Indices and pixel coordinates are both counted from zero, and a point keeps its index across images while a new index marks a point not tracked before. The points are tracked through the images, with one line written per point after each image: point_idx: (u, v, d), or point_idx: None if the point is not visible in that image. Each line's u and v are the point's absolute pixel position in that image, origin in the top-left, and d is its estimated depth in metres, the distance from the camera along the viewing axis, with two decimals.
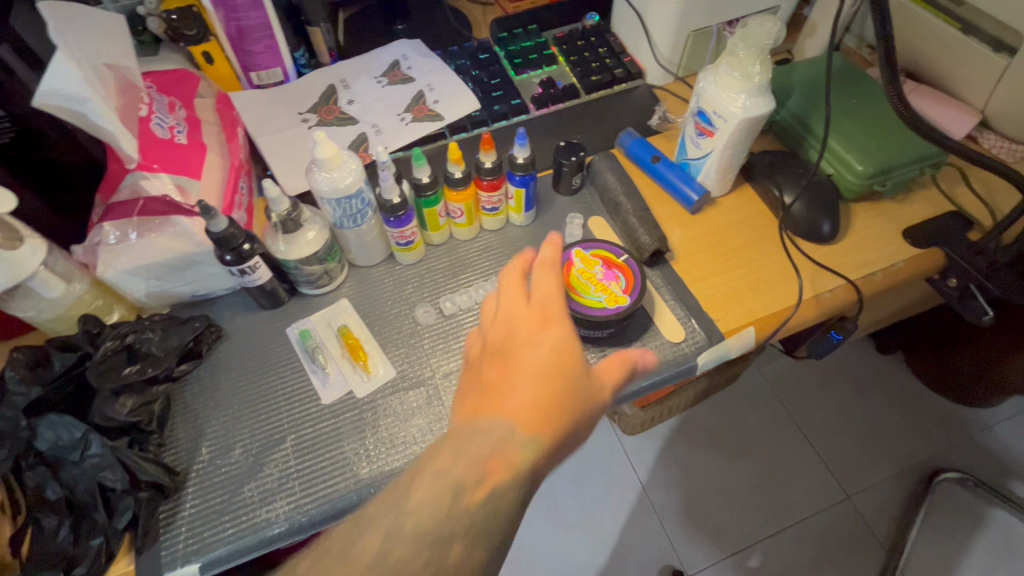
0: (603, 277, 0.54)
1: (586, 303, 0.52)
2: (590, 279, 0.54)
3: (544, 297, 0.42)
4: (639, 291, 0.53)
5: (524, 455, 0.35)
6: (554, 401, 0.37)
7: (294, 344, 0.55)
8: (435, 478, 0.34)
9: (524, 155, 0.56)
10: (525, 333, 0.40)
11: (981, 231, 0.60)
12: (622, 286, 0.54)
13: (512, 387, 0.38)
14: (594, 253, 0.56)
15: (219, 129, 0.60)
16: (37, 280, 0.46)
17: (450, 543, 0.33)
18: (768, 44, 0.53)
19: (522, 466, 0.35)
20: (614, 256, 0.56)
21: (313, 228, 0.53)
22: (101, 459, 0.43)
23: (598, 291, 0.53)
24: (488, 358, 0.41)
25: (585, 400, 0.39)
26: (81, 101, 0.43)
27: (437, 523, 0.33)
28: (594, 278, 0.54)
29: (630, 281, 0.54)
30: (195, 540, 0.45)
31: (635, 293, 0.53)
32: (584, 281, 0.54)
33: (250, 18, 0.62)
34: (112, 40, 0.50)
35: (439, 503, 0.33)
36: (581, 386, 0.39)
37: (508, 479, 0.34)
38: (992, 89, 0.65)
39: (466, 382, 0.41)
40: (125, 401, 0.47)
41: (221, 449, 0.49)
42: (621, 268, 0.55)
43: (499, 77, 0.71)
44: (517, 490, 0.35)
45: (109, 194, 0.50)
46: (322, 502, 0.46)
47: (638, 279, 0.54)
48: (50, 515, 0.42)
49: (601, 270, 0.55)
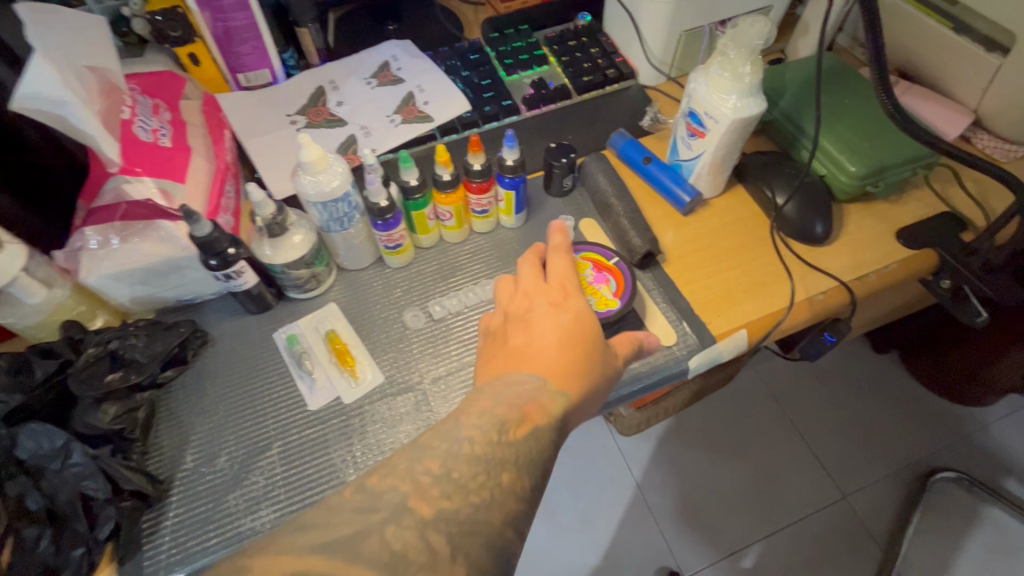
0: (594, 280, 0.56)
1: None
2: (581, 283, 0.55)
3: (559, 274, 0.46)
4: (629, 295, 0.54)
5: (557, 403, 0.37)
6: (579, 358, 0.40)
7: (282, 349, 0.54)
8: (479, 415, 0.35)
9: (513, 157, 0.55)
10: (546, 303, 0.43)
11: (974, 232, 0.60)
12: (613, 289, 0.55)
13: (539, 347, 0.40)
14: (585, 257, 0.57)
15: (205, 131, 0.59)
16: (17, 286, 0.45)
17: (501, 469, 0.32)
18: (758, 44, 0.52)
19: (556, 413, 0.37)
20: (605, 258, 0.57)
21: (300, 231, 0.52)
22: (82, 468, 0.43)
23: (588, 294, 0.54)
24: (511, 325, 0.43)
25: (603, 361, 0.42)
26: (59, 103, 0.42)
27: (488, 450, 0.33)
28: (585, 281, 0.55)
29: (619, 284, 0.55)
30: (178, 550, 0.44)
31: (625, 297, 0.54)
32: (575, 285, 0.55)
33: (236, 19, 0.61)
34: (93, 41, 0.49)
35: (488, 435, 0.33)
36: (600, 348, 0.42)
37: (546, 423, 0.36)
38: (985, 89, 0.64)
39: (489, 348, 0.43)
40: (107, 408, 0.46)
41: (206, 457, 0.48)
42: (611, 271, 0.56)
43: (490, 78, 0.71)
44: (554, 432, 0.36)
45: (92, 199, 0.49)
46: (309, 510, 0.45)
47: (628, 281, 0.55)
48: (30, 527, 0.42)
49: (592, 274, 0.56)
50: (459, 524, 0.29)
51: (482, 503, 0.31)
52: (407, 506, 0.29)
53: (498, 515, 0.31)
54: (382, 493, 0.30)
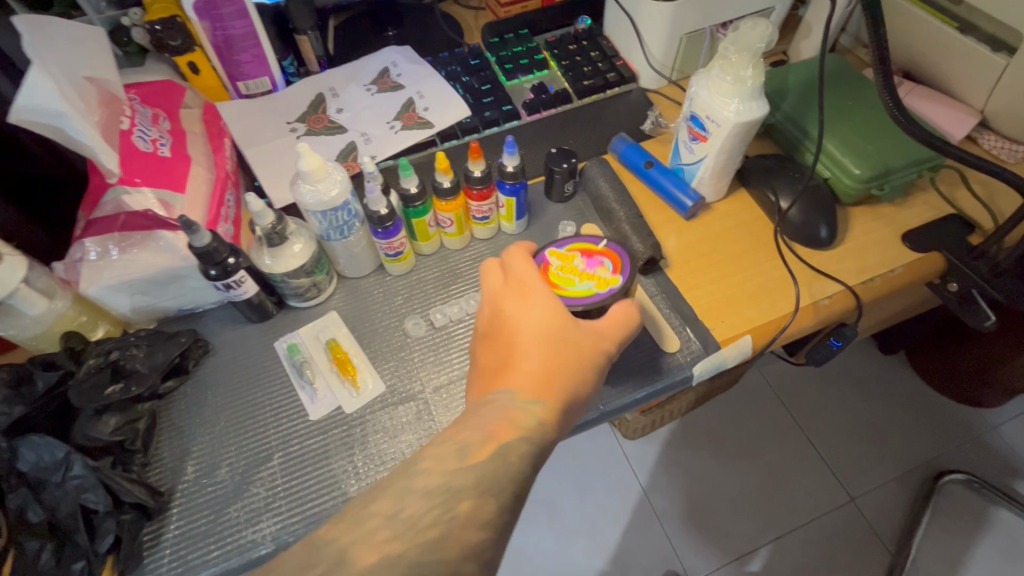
0: (586, 266, 0.52)
1: (577, 295, 0.50)
2: (573, 271, 0.51)
3: (524, 273, 0.46)
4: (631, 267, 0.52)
5: (529, 414, 0.37)
6: (548, 360, 0.40)
7: (282, 358, 0.54)
8: (440, 446, 0.34)
9: (513, 163, 0.55)
10: (509, 311, 0.43)
11: (982, 235, 0.59)
12: (610, 269, 0.52)
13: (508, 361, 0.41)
14: (571, 246, 0.53)
15: (205, 140, 0.59)
16: (17, 297, 0.45)
17: (460, 499, 0.31)
18: (759, 47, 0.52)
19: (529, 426, 0.36)
20: (592, 243, 0.53)
21: (300, 240, 0.52)
22: (82, 480, 0.43)
23: (585, 280, 0.51)
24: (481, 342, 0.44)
25: (578, 347, 0.42)
26: (56, 115, 0.42)
27: (444, 482, 0.32)
28: (575, 269, 0.51)
29: (616, 263, 0.52)
30: (180, 563, 0.44)
31: (625, 273, 0.52)
32: (565, 276, 0.51)
33: (235, 27, 0.61)
34: (91, 51, 0.49)
35: (445, 465, 0.33)
36: (571, 337, 0.42)
37: (515, 438, 0.35)
38: (991, 89, 0.64)
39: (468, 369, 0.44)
40: (108, 419, 0.46)
41: (207, 468, 0.48)
42: (603, 252, 0.53)
43: (490, 83, 0.71)
44: (529, 446, 0.35)
45: (92, 209, 0.49)
46: (310, 521, 0.45)
47: (623, 259, 0.53)
48: (32, 539, 0.42)
49: (584, 259, 0.52)
50: (409, 565, 0.29)
51: (436, 539, 0.30)
52: (352, 557, 0.29)
53: (452, 552, 0.30)
54: (327, 545, 0.30)
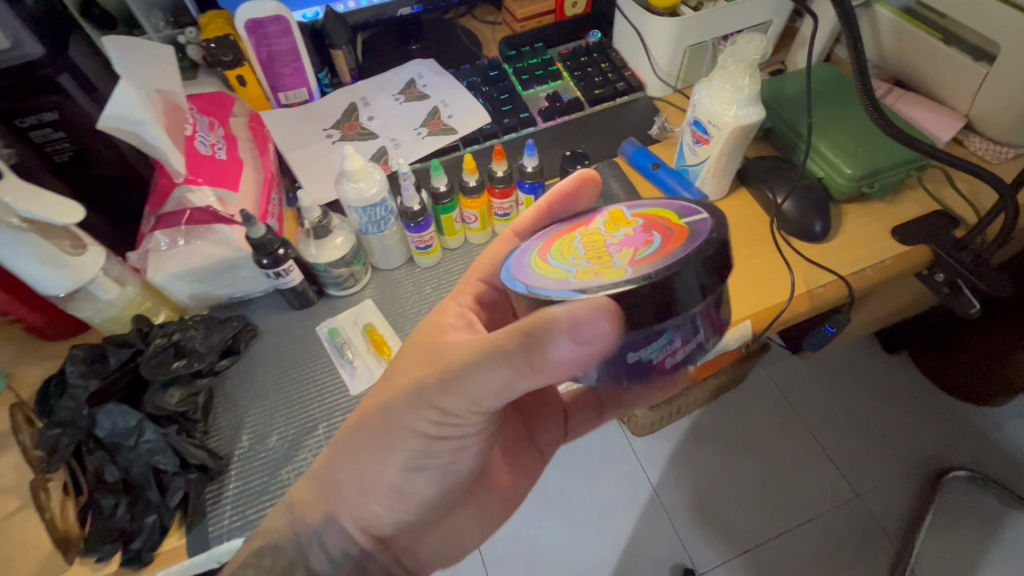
0: (616, 243, 0.38)
1: (553, 272, 0.38)
2: (596, 245, 0.38)
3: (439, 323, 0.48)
4: (669, 256, 0.34)
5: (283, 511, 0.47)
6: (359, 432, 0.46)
7: (323, 341, 0.60)
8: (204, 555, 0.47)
9: (533, 164, 0.61)
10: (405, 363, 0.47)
11: (966, 229, 0.64)
12: (638, 255, 0.35)
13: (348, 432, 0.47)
14: (642, 214, 0.40)
15: (252, 144, 0.65)
16: (96, 283, 0.51)
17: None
18: (755, 59, 0.57)
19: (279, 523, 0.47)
20: (668, 221, 0.38)
21: (341, 234, 0.58)
22: (153, 444, 0.48)
23: (582, 259, 0.38)
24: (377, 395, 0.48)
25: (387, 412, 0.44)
26: (137, 122, 0.48)
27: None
28: (605, 238, 0.39)
29: (657, 250, 0.35)
30: (239, 518, 0.49)
31: (636, 268, 0.34)
32: (585, 243, 0.39)
33: (280, 44, 0.67)
34: (161, 69, 0.55)
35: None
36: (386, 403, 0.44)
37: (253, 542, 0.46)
38: (974, 96, 0.68)
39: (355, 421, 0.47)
40: (173, 392, 0.52)
41: (260, 436, 0.53)
42: (670, 229, 0.37)
43: (508, 92, 0.77)
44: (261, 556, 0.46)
45: (158, 206, 0.54)
46: None
47: (665, 252, 0.35)
48: (107, 497, 0.47)
49: (631, 231, 0.38)
50: None
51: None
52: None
53: None
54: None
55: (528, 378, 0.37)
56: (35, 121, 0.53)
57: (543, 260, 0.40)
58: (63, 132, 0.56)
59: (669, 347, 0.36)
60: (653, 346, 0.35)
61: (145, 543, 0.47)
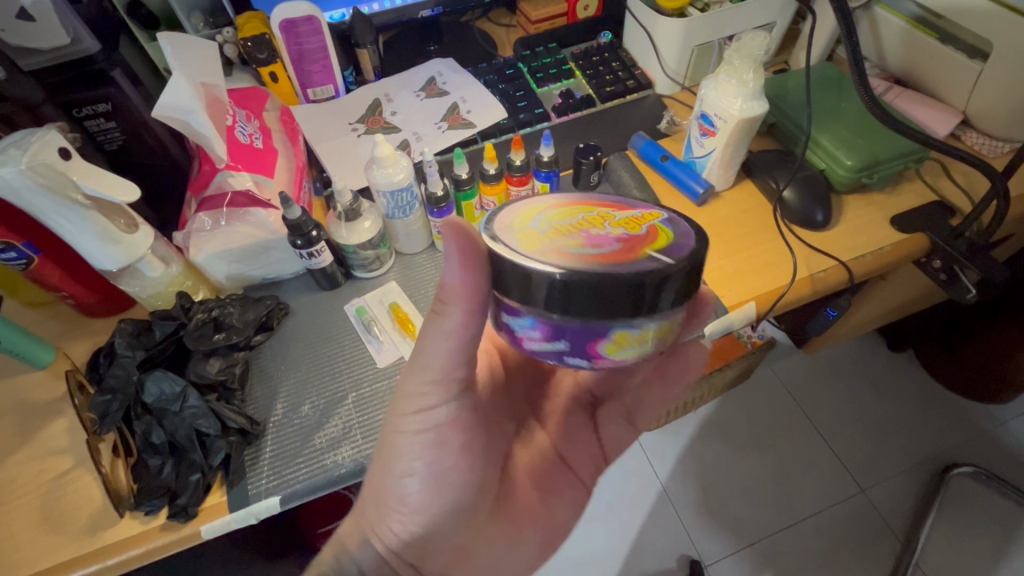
0: (587, 232, 0.39)
1: (521, 218, 0.41)
2: (576, 223, 0.40)
3: None
4: (590, 266, 0.36)
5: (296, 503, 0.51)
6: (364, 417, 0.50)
7: (351, 318, 0.63)
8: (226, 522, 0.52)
9: (549, 154, 0.65)
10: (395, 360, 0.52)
11: (961, 218, 0.67)
12: (574, 250, 0.37)
13: None
14: (649, 230, 0.40)
15: (283, 136, 0.69)
16: (143, 261, 0.55)
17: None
18: (758, 55, 0.61)
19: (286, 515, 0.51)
20: (644, 245, 0.38)
21: (370, 218, 0.62)
22: (197, 409, 0.52)
23: (550, 223, 0.40)
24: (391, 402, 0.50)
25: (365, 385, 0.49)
26: (187, 111, 0.52)
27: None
28: (589, 226, 0.40)
29: (587, 256, 0.37)
30: (276, 478, 0.52)
31: (552, 256, 0.37)
32: (575, 220, 0.41)
33: (310, 42, 0.72)
34: (205, 65, 0.60)
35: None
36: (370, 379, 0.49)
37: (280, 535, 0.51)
38: (969, 93, 0.72)
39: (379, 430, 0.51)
40: (213, 362, 0.56)
41: (293, 405, 0.57)
42: (631, 252, 0.37)
43: (523, 90, 0.80)
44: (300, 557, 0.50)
45: (201, 190, 0.58)
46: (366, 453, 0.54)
47: (583, 263, 0.36)
48: (155, 457, 0.51)
49: (608, 235, 0.39)
50: None
51: None
52: None
53: None
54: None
55: (448, 314, 0.41)
56: (90, 111, 0.58)
57: (535, 206, 0.43)
58: (114, 123, 0.60)
59: (529, 333, 0.40)
60: (517, 325, 0.40)
61: (190, 499, 0.50)
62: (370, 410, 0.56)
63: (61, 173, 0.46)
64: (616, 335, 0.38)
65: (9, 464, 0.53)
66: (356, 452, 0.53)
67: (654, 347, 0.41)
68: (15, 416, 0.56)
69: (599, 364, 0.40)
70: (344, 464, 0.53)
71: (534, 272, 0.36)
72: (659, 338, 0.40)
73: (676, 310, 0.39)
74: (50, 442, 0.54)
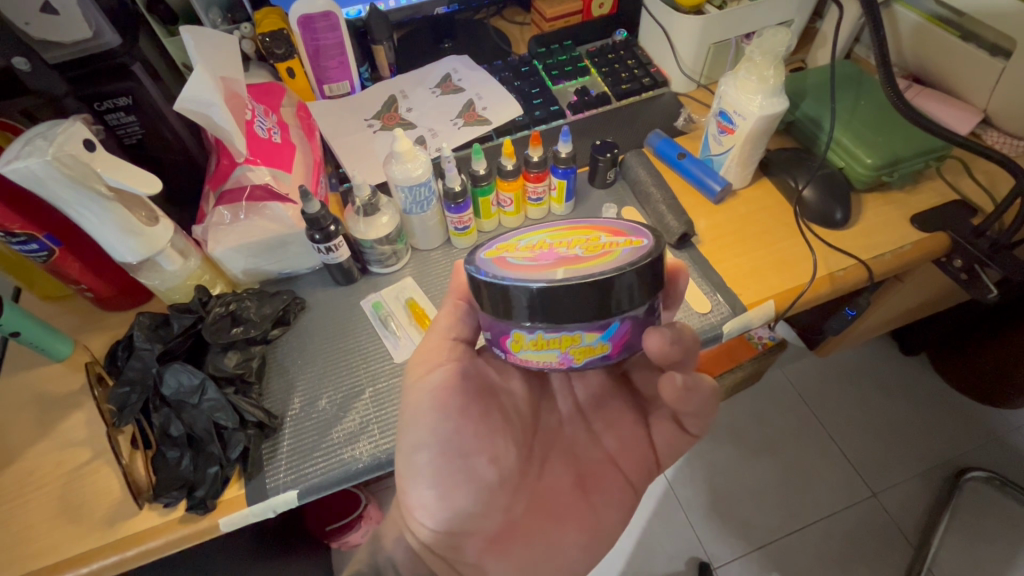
0: (541, 252, 0.44)
1: (504, 244, 0.47)
2: (540, 246, 0.45)
3: None
4: (526, 275, 0.40)
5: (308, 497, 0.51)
6: None
7: (368, 314, 0.63)
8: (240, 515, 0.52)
9: (567, 150, 0.64)
10: None
11: (983, 216, 0.66)
12: (514, 263, 0.42)
13: None
14: (600, 253, 0.42)
15: (300, 131, 0.69)
16: (163, 255, 0.55)
17: None
18: (779, 51, 0.61)
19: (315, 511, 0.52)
20: (577, 264, 0.41)
21: (388, 213, 0.62)
22: (215, 402, 0.52)
23: (522, 245, 0.46)
24: None
25: None
26: (208, 105, 0.52)
27: None
28: (560, 248, 0.44)
29: (517, 268, 0.41)
30: (295, 473, 0.52)
31: (492, 268, 0.42)
32: (555, 242, 0.45)
33: (327, 38, 0.72)
34: (224, 62, 0.60)
35: None
36: None
37: None
38: (991, 91, 0.71)
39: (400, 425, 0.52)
40: (231, 355, 0.56)
41: (310, 399, 0.57)
42: (558, 268, 0.40)
43: (538, 87, 0.80)
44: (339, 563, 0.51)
45: (219, 184, 0.59)
46: (381, 448, 0.53)
47: (507, 273, 0.41)
48: (174, 449, 0.52)
49: (558, 256, 0.42)
50: None
51: None
52: None
53: None
54: None
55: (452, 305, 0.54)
56: (111, 105, 0.58)
57: (525, 234, 0.48)
58: (134, 116, 0.60)
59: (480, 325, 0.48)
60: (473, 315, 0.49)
61: (209, 491, 0.50)
62: (385, 406, 0.56)
63: (86, 165, 0.46)
64: (517, 333, 0.43)
65: (29, 456, 0.53)
66: (372, 447, 0.53)
67: (560, 360, 0.43)
68: (34, 408, 0.56)
69: (513, 359, 0.45)
70: (361, 459, 0.53)
71: (483, 274, 0.42)
72: (560, 351, 0.42)
73: (576, 330, 0.41)
74: (70, 433, 0.55)
